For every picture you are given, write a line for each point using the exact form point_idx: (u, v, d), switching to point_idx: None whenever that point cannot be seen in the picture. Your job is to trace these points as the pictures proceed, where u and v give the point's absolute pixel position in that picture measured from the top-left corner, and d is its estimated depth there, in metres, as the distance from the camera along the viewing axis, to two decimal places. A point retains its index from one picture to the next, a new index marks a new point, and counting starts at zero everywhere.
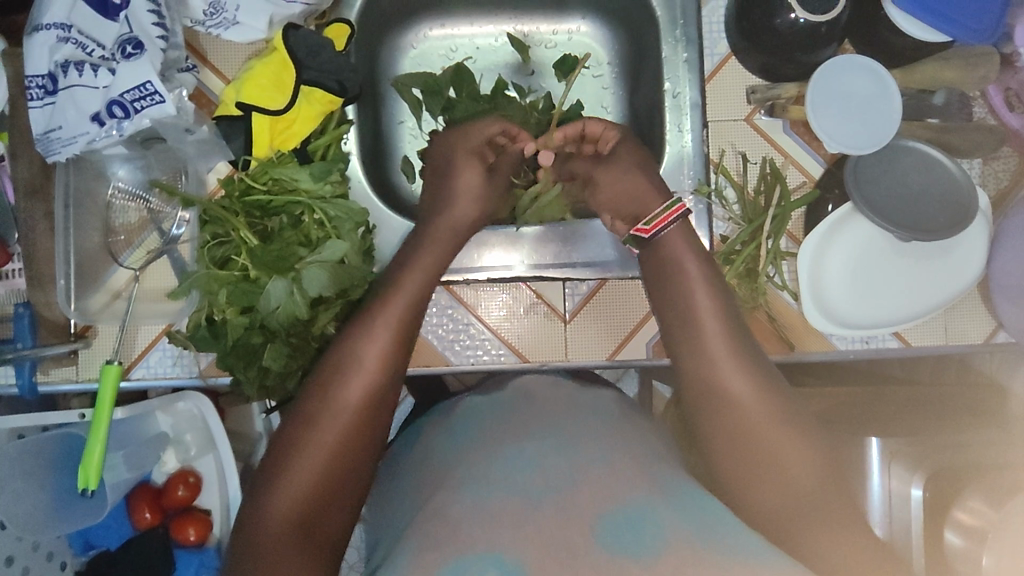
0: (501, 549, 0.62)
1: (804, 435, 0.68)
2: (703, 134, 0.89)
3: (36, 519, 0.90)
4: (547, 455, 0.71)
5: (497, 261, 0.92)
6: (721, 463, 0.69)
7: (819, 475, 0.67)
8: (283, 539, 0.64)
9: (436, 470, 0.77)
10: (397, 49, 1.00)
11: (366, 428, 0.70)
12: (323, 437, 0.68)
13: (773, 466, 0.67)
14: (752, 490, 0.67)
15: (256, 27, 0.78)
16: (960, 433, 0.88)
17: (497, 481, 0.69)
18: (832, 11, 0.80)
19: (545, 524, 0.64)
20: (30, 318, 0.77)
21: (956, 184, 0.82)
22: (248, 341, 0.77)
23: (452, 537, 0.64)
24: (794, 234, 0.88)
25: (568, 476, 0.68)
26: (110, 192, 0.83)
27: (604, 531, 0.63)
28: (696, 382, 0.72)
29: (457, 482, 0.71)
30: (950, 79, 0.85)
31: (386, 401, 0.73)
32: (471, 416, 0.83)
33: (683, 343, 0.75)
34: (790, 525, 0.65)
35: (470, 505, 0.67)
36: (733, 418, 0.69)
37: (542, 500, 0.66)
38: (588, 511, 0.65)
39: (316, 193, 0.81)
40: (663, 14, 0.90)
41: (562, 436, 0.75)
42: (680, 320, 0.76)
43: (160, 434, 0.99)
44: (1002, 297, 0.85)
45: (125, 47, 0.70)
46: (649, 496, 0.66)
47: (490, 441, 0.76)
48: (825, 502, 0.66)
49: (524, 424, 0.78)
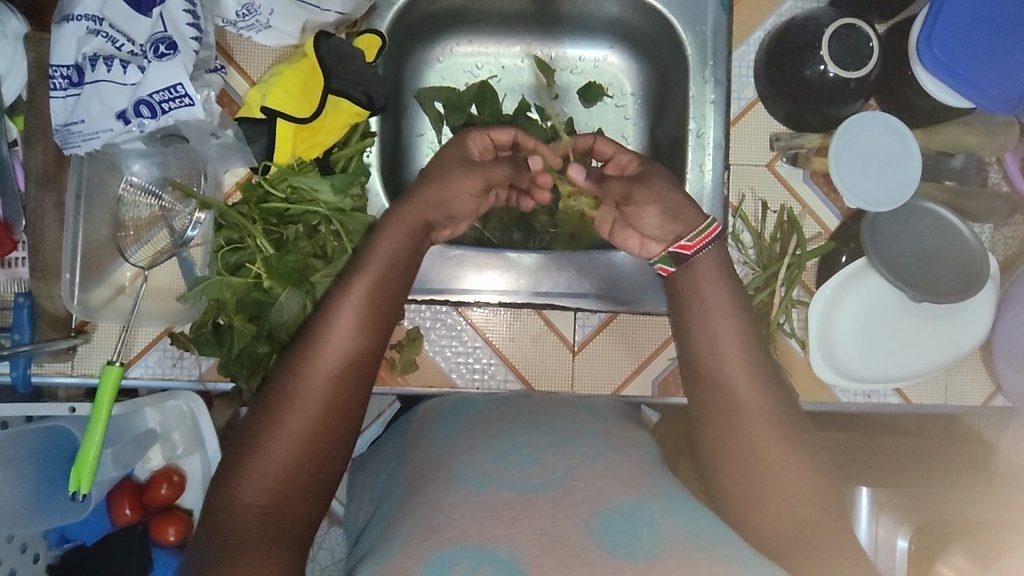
0: (495, 544, 0.53)
1: (807, 456, 0.63)
2: (724, 175, 0.88)
3: (13, 510, 0.85)
4: (549, 452, 0.62)
5: (496, 284, 0.87)
6: (721, 477, 0.64)
7: (819, 498, 0.61)
8: (249, 523, 0.55)
9: (424, 461, 0.67)
10: (423, 62, 0.99)
11: (346, 404, 0.62)
12: (296, 413, 0.59)
13: (771, 482, 0.62)
14: (752, 506, 0.62)
15: (288, 32, 0.79)
16: (944, 492, 0.85)
17: (491, 474, 0.60)
18: (864, 68, 0.81)
19: (543, 520, 0.54)
20: (29, 309, 0.75)
21: (970, 250, 0.83)
22: (255, 350, 0.76)
23: (444, 525, 0.56)
24: (807, 284, 0.90)
25: (564, 472, 0.59)
26: (122, 186, 0.82)
27: (598, 531, 0.54)
28: (703, 399, 0.68)
29: (445, 474, 0.62)
30: (971, 145, 0.88)
31: (367, 373, 0.64)
32: (462, 410, 0.75)
33: (698, 370, 0.69)
34: (794, 544, 0.59)
35: (463, 497, 0.58)
36: (736, 438, 0.64)
37: (538, 494, 0.57)
38: (583, 509, 0.55)
39: (335, 205, 0.79)
40: (693, 53, 0.89)
41: (564, 432, 0.65)
42: (697, 325, 0.71)
43: (149, 431, 0.94)
44: (1003, 361, 0.86)
45: (158, 46, 0.69)
46: (647, 497, 0.58)
47: (481, 434, 0.67)
48: (833, 532, 0.59)
49: (529, 414, 0.70)
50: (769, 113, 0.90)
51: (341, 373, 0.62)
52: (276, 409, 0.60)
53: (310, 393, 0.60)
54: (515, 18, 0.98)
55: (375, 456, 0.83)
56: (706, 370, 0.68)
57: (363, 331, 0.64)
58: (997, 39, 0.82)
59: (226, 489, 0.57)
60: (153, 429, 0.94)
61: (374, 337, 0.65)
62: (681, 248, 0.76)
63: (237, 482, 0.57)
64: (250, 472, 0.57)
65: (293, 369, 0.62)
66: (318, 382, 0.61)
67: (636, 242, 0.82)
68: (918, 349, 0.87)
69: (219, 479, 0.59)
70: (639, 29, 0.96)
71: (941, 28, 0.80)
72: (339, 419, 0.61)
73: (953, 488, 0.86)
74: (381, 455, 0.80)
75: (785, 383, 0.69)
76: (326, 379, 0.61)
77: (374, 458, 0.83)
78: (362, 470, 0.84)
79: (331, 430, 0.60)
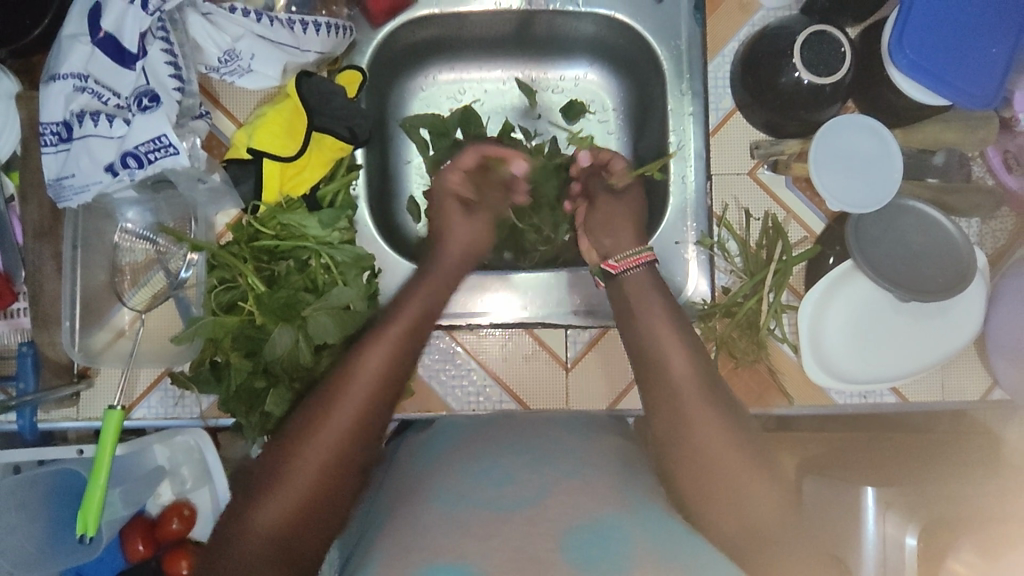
0: (465, 560, 0.54)
1: (768, 472, 0.65)
2: (706, 185, 0.90)
3: (28, 554, 0.88)
4: (524, 469, 0.64)
5: (490, 305, 0.90)
6: (687, 488, 0.64)
7: (782, 509, 0.63)
8: (257, 553, 0.58)
9: (407, 482, 0.69)
10: (406, 92, 1.01)
11: (361, 442, 0.64)
12: (320, 444, 0.63)
13: (735, 502, 0.63)
14: (721, 524, 0.62)
15: (268, 74, 0.80)
16: (952, 485, 0.82)
17: (466, 495, 0.61)
18: (837, 73, 0.81)
19: (515, 536, 0.56)
20: (33, 358, 0.78)
21: (956, 246, 0.83)
22: (252, 386, 0.78)
23: (416, 547, 0.57)
24: (796, 288, 0.91)
25: (541, 489, 0.61)
26: (117, 236, 0.84)
27: (569, 546, 0.54)
28: (664, 417, 0.67)
29: (427, 496, 0.63)
30: (951, 141, 0.89)
31: (385, 414, 0.67)
32: (446, 434, 0.76)
33: (650, 382, 0.70)
34: (765, 548, 0.61)
35: (439, 517, 0.59)
36: (699, 452, 0.64)
37: (514, 512, 0.58)
38: (558, 524, 0.57)
39: (324, 238, 0.82)
40: (670, 67, 0.91)
41: (538, 450, 0.67)
42: (650, 356, 0.71)
43: (158, 467, 0.95)
44: (997, 356, 0.86)
45: (140, 99, 0.72)
46: (621, 513, 0.59)
47: (460, 458, 0.69)
48: (796, 544, 0.61)
49: (507, 438, 0.71)
50: (748, 122, 0.91)
51: (361, 414, 0.65)
52: (297, 444, 0.63)
53: (332, 431, 0.63)
54: (494, 43, 1.00)
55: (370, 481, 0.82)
56: (665, 384, 0.68)
57: (387, 379, 0.67)
58: (969, 36, 0.83)
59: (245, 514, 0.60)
60: (161, 465, 0.95)
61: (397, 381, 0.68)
62: (609, 266, 0.82)
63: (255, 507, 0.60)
64: (264, 505, 0.60)
65: (316, 409, 0.65)
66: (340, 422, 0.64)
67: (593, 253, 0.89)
68: (910, 349, 0.87)
69: (236, 507, 0.62)
70: (615, 46, 0.98)
71: (911, 31, 0.81)
72: (357, 456, 0.64)
73: (948, 482, 0.83)
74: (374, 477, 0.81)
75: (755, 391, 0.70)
76: (347, 422, 0.64)
77: None
78: None
79: (349, 462, 0.63)
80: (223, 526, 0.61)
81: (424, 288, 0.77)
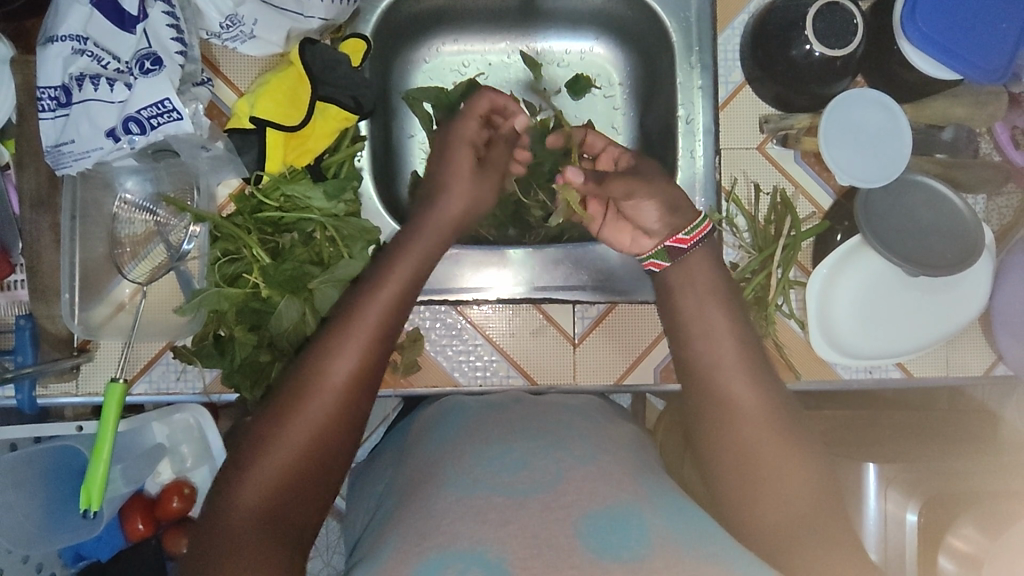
0: (484, 547, 0.53)
1: (783, 455, 0.65)
2: (714, 159, 0.88)
3: (27, 531, 0.86)
4: (538, 455, 0.63)
5: (493, 282, 0.87)
6: (725, 482, 0.66)
7: (815, 498, 0.63)
8: (245, 530, 0.56)
9: (420, 465, 0.68)
10: (409, 63, 0.99)
11: (346, 415, 0.63)
12: (303, 418, 0.61)
13: (771, 493, 0.63)
14: (749, 509, 0.64)
15: (273, 41, 0.79)
16: (957, 462, 0.82)
17: (483, 479, 0.60)
18: (850, 45, 0.80)
19: (531, 523, 0.55)
20: (31, 330, 0.76)
21: (963, 222, 0.83)
22: (256, 359, 0.77)
23: (434, 529, 0.56)
24: (804, 265, 0.91)
25: (554, 476, 0.60)
26: (116, 204, 0.82)
27: (587, 533, 0.54)
28: (699, 395, 0.70)
29: (438, 479, 0.63)
30: (961, 116, 0.88)
31: (370, 387, 0.65)
32: (453, 416, 0.75)
33: (692, 367, 0.72)
34: (788, 542, 0.61)
35: (452, 503, 0.59)
36: (734, 438, 0.66)
37: (529, 497, 0.58)
38: (574, 511, 0.56)
39: (329, 211, 0.80)
40: (679, 39, 0.89)
41: (552, 434, 0.66)
42: (697, 341, 0.73)
43: (157, 445, 0.94)
44: (1002, 331, 0.86)
45: (142, 62, 0.69)
46: (636, 501, 0.58)
47: (471, 441, 0.67)
48: (820, 531, 0.61)
49: (512, 423, 0.70)
50: (757, 96, 0.90)
51: (345, 388, 0.63)
52: (281, 419, 0.61)
53: (317, 405, 0.62)
54: (498, 14, 0.98)
55: (377, 464, 0.81)
56: (702, 369, 0.71)
57: (371, 350, 0.65)
58: (981, 12, 0.82)
59: (228, 490, 0.59)
60: (161, 443, 0.94)
61: (381, 358, 0.66)
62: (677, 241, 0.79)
63: (241, 481, 0.59)
64: (249, 481, 0.58)
65: (300, 384, 0.62)
66: (325, 391, 0.62)
67: (627, 236, 0.84)
68: (917, 324, 0.87)
69: (220, 483, 0.60)
70: (623, 18, 0.96)
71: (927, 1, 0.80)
72: (341, 430, 0.62)
73: (952, 457, 0.83)
74: (383, 458, 0.80)
75: (767, 372, 0.70)
76: (331, 394, 0.62)
77: (375, 462, 0.83)
78: (363, 474, 0.85)
79: (335, 435, 0.62)
80: (209, 504, 0.60)
81: (415, 248, 0.73)
